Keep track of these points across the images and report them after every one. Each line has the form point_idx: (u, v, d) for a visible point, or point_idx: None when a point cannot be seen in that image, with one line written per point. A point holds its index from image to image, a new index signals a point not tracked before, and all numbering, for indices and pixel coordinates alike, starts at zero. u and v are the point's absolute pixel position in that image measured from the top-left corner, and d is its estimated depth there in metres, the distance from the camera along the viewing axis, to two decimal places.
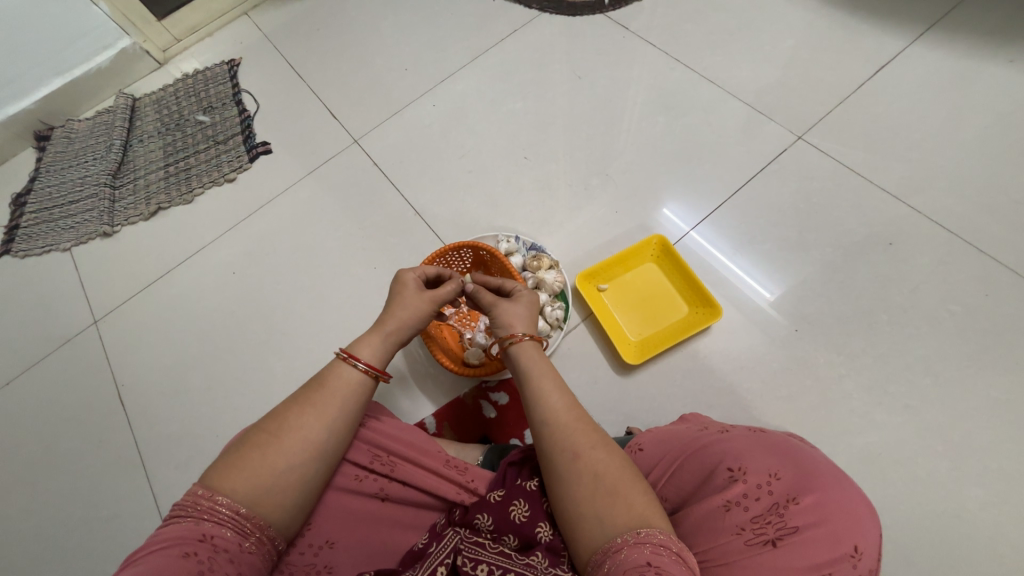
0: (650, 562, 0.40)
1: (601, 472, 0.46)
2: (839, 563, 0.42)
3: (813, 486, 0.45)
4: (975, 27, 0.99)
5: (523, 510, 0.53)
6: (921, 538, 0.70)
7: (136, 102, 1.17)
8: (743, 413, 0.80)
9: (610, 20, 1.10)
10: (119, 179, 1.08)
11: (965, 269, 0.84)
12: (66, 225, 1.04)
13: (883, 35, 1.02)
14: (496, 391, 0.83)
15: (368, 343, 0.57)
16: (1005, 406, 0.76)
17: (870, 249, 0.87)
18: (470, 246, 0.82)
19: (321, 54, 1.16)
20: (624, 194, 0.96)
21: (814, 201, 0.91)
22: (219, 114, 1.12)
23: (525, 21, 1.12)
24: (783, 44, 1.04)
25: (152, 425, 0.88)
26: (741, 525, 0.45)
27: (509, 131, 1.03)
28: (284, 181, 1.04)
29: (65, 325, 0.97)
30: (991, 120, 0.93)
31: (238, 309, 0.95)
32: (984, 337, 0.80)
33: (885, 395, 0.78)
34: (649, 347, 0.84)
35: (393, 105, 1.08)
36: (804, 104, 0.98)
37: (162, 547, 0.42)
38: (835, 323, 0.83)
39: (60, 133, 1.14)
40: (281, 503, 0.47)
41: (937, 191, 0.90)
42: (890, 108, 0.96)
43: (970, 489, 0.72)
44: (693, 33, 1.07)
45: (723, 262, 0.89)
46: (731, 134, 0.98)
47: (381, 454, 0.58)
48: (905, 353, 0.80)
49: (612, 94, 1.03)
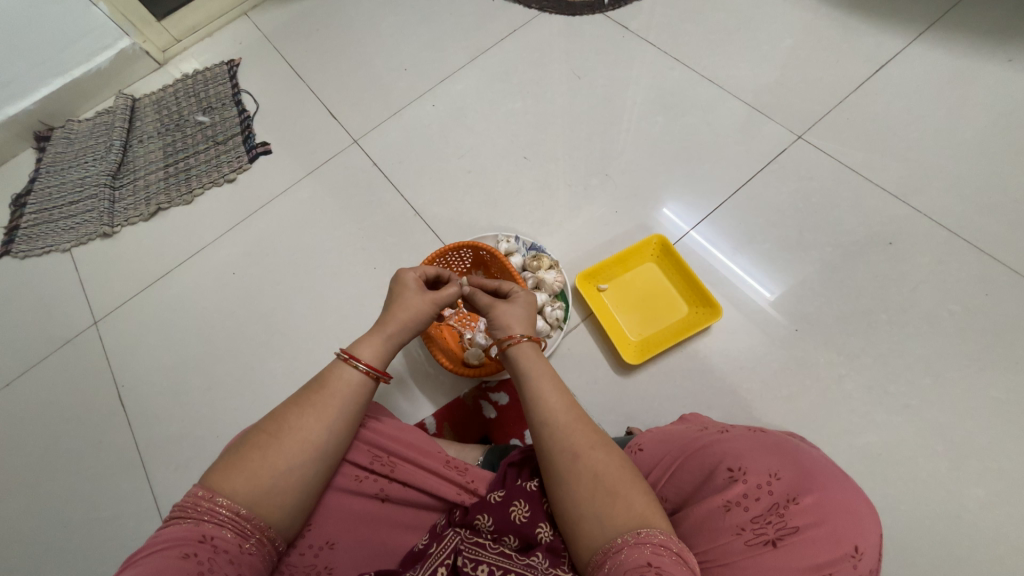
0: (650, 562, 0.40)
1: (601, 472, 0.46)
2: (839, 563, 0.42)
3: (813, 487, 0.45)
4: (975, 26, 0.99)
5: (523, 510, 0.53)
6: (922, 539, 0.70)
7: (136, 102, 1.17)
8: (743, 413, 0.80)
9: (610, 20, 1.10)
10: (119, 179, 1.08)
11: (965, 269, 0.84)
12: (66, 226, 1.04)
13: (882, 34, 1.02)
14: (496, 392, 0.83)
15: (368, 344, 0.57)
16: (1005, 406, 0.76)
17: (869, 249, 0.87)
18: (471, 246, 0.82)
19: (321, 54, 1.16)
20: (623, 193, 0.95)
21: (814, 201, 0.91)
22: (218, 114, 1.12)
23: (525, 20, 1.12)
24: (783, 43, 1.04)
25: (153, 425, 0.88)
26: (741, 525, 0.45)
27: (508, 131, 1.03)
28: (284, 181, 1.04)
29: (66, 325, 0.97)
30: (990, 119, 0.93)
31: (238, 310, 0.95)
32: (984, 337, 0.80)
33: (885, 395, 0.78)
34: (649, 347, 0.84)
35: (393, 105, 1.08)
36: (804, 103, 0.98)
37: (162, 548, 0.42)
38: (835, 322, 0.83)
39: (60, 133, 1.14)
40: (281, 504, 0.47)
41: (937, 190, 0.89)
42: (890, 107, 0.96)
43: (970, 489, 0.72)
44: (692, 32, 1.07)
45: (723, 262, 0.89)
46: (731, 133, 0.98)
47: (381, 455, 0.58)
48: (905, 353, 0.80)
49: (611, 93, 1.03)
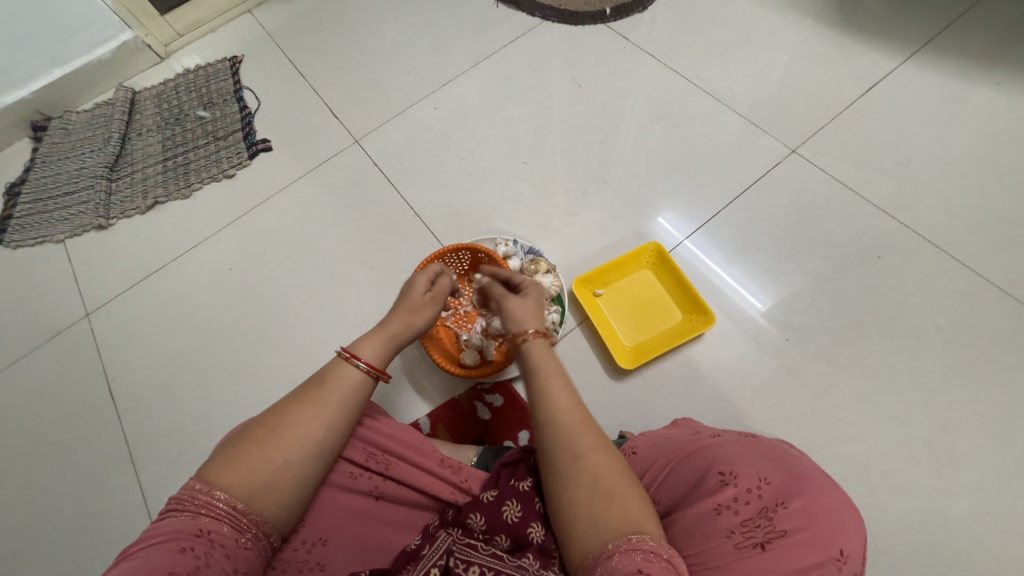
0: (642, 569, 0.40)
1: (600, 474, 0.47)
2: (825, 566, 0.43)
3: (800, 491, 0.46)
4: (963, 49, 1.02)
5: (514, 509, 0.53)
6: (905, 545, 0.72)
7: (136, 96, 1.17)
8: (734, 419, 0.81)
9: (611, 31, 1.12)
10: (116, 172, 1.07)
11: (951, 283, 0.86)
12: (60, 217, 1.03)
13: (875, 54, 1.04)
14: (491, 393, 0.84)
15: (370, 343, 0.58)
16: (987, 418, 0.78)
17: (860, 262, 0.89)
18: (468, 248, 0.83)
19: (324, 53, 1.16)
20: (620, 201, 0.97)
21: (806, 214, 0.93)
22: (219, 110, 1.12)
23: (527, 28, 1.13)
24: (778, 59, 1.06)
25: (144, 419, 0.87)
26: (731, 528, 0.46)
27: (509, 136, 1.04)
28: (284, 178, 1.04)
29: (58, 316, 0.96)
30: (978, 139, 0.95)
31: (234, 306, 0.95)
32: (970, 351, 0.82)
33: (872, 405, 0.80)
34: (643, 353, 0.85)
35: (394, 106, 1.09)
36: (799, 118, 1.01)
37: (158, 541, 0.42)
38: (824, 333, 0.85)
39: (57, 124, 1.14)
40: (277, 501, 0.47)
41: (925, 207, 0.92)
42: (881, 124, 0.99)
43: (953, 499, 0.74)
44: (691, 45, 1.09)
45: (717, 271, 0.91)
46: (727, 146, 1.00)
47: (376, 453, 0.58)
48: (893, 364, 0.82)
49: (611, 103, 1.05)
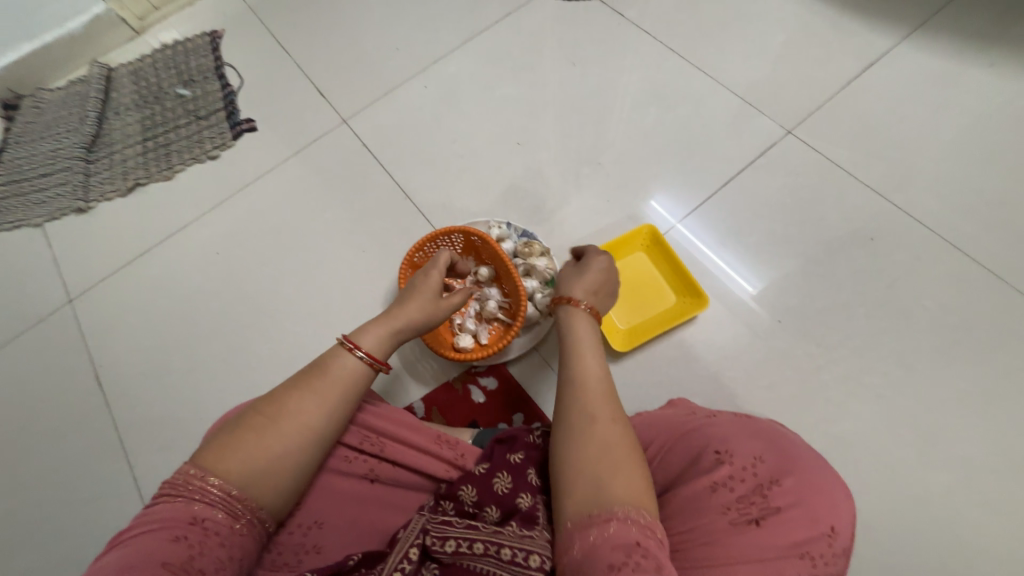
0: (639, 542, 0.41)
1: (610, 444, 0.47)
2: (816, 541, 0.44)
3: (794, 470, 0.47)
4: (957, 29, 1.02)
5: (505, 481, 0.54)
6: (889, 519, 0.74)
7: (112, 72, 1.12)
8: (726, 400, 0.82)
9: (605, 8, 1.09)
10: (94, 152, 1.03)
11: (939, 265, 0.88)
12: (37, 200, 1.00)
13: (870, 33, 1.03)
14: (485, 376, 0.84)
15: (373, 334, 0.57)
16: (970, 397, 0.80)
17: (851, 244, 0.90)
18: (461, 231, 0.81)
19: (309, 29, 1.13)
20: (614, 184, 0.96)
21: (799, 196, 0.93)
22: (200, 88, 1.08)
23: (519, 4, 1.10)
24: (774, 38, 1.05)
25: (134, 407, 0.86)
26: (726, 505, 0.46)
27: (501, 116, 1.02)
28: (270, 160, 1.02)
29: (39, 303, 0.94)
30: (970, 120, 0.96)
31: (222, 291, 0.93)
32: (955, 331, 0.84)
33: (860, 385, 0.82)
34: (637, 335, 0.86)
35: (383, 85, 1.06)
36: (794, 99, 1.00)
37: (152, 529, 0.42)
38: (815, 315, 0.86)
39: (29, 102, 1.09)
40: (274, 486, 0.47)
41: (916, 189, 0.92)
42: (875, 106, 0.98)
43: (936, 475, 0.76)
44: (686, 23, 1.07)
45: (709, 254, 0.91)
46: (722, 127, 0.99)
47: (370, 436, 0.57)
48: (880, 345, 0.84)
49: (606, 82, 1.03)
